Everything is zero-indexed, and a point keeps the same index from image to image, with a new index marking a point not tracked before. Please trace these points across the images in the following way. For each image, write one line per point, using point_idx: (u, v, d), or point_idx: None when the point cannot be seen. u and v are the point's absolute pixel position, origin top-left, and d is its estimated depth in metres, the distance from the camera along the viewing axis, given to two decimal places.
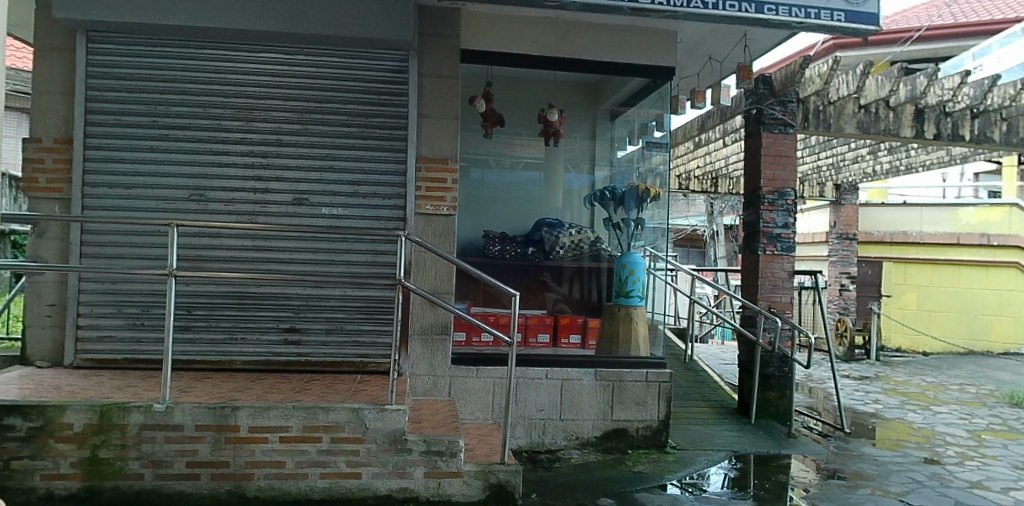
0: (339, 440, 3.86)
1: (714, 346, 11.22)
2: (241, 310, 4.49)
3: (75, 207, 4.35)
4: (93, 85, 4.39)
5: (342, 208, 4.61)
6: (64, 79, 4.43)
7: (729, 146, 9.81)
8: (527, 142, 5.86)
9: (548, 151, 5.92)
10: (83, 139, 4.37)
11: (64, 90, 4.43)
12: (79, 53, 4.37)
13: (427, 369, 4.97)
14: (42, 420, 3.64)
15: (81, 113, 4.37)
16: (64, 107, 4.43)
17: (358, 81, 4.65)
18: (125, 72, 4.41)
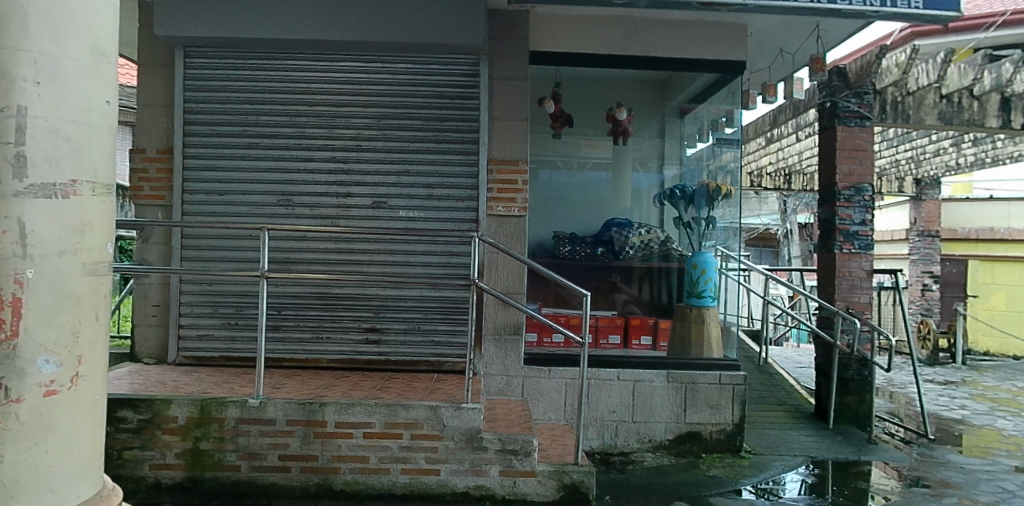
0: (419, 437, 4.01)
1: (789, 348, 10.82)
2: (325, 311, 4.66)
3: (176, 213, 4.62)
4: (191, 98, 4.66)
5: (418, 210, 4.72)
6: (165, 93, 4.71)
7: (804, 141, 9.52)
8: (594, 141, 5.86)
9: (614, 151, 5.92)
10: (182, 149, 4.64)
11: (165, 103, 4.71)
12: (178, 67, 4.63)
13: (500, 369, 5.01)
14: (151, 412, 3.92)
15: (181, 125, 4.64)
16: (165, 119, 4.71)
17: (433, 86, 4.74)
18: (219, 84, 4.66)
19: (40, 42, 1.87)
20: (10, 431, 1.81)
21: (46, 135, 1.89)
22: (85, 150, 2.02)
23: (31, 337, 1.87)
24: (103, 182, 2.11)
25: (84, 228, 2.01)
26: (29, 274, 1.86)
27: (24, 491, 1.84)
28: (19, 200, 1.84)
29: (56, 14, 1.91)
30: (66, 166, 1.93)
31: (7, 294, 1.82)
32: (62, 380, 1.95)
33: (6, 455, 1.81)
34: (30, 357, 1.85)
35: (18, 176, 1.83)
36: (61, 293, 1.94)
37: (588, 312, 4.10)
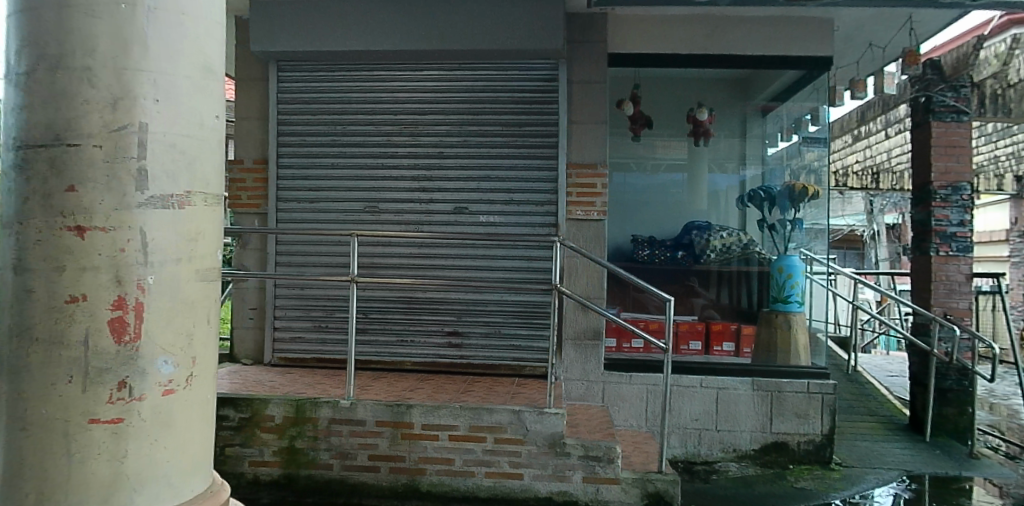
0: (502, 441, 4.02)
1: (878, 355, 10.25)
2: (409, 314, 4.76)
3: (271, 220, 4.83)
4: (283, 110, 4.86)
5: (498, 215, 4.75)
6: (260, 106, 4.93)
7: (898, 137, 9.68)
8: (668, 142, 5.69)
9: (690, 153, 5.75)
10: (276, 159, 4.85)
11: (260, 115, 4.93)
12: (272, 81, 4.84)
13: (580, 374, 4.97)
14: (250, 411, 4.11)
15: (275, 136, 4.85)
16: (260, 131, 4.93)
17: (513, 91, 4.77)
18: (309, 96, 4.84)
19: (157, 61, 2.05)
20: (135, 428, 2.01)
21: (164, 149, 2.06)
22: (198, 165, 2.18)
23: (151, 339, 2.06)
24: (215, 192, 2.28)
25: (196, 237, 2.19)
26: (150, 281, 2.03)
27: (148, 484, 2.03)
28: (141, 210, 2.02)
29: (170, 42, 2.09)
30: (181, 180, 2.11)
31: (131, 299, 2.00)
32: (180, 381, 2.14)
33: (132, 450, 2.00)
34: (150, 360, 2.03)
35: (140, 188, 2.01)
36: (176, 299, 2.11)
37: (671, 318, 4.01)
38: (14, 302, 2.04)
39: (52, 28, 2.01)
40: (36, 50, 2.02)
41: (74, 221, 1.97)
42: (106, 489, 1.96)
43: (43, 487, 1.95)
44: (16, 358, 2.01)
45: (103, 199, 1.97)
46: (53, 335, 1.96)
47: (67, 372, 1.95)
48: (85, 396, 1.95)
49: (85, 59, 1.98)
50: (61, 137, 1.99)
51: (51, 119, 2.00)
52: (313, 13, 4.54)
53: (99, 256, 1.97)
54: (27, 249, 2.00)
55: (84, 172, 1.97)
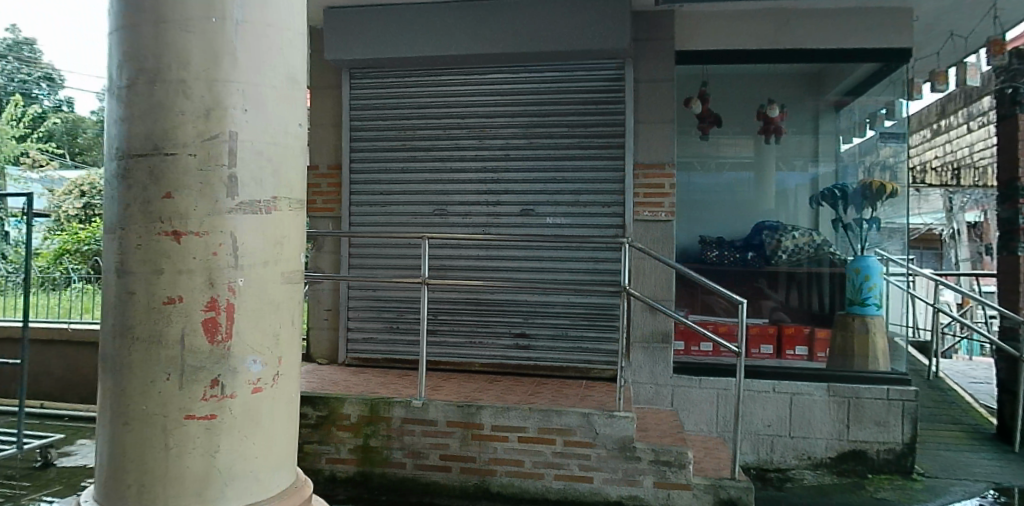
0: (572, 444, 4.00)
1: (958, 360, 9.72)
2: (477, 316, 4.80)
3: (345, 224, 4.96)
4: (356, 116, 4.98)
5: (565, 217, 4.74)
6: (333, 113, 5.06)
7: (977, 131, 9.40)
8: (732, 140, 5.52)
9: (756, 149, 5.58)
10: (350, 165, 4.97)
11: (333, 122, 5.06)
12: (347, 89, 4.97)
13: (649, 377, 4.91)
14: (327, 409, 4.22)
15: (349, 141, 4.98)
16: (334, 137, 5.06)
17: (579, 92, 4.74)
18: (381, 102, 4.94)
19: (243, 73, 2.28)
20: (225, 422, 2.24)
21: (251, 157, 2.29)
22: (282, 171, 2.42)
23: (240, 339, 2.30)
24: (296, 198, 2.52)
25: (281, 240, 2.44)
26: (240, 283, 2.27)
27: (238, 475, 2.28)
28: (232, 216, 2.25)
29: (256, 55, 2.31)
30: (268, 185, 2.35)
31: (223, 299, 2.24)
32: (266, 378, 2.38)
33: (223, 443, 2.25)
34: (240, 358, 2.27)
35: (230, 195, 2.24)
36: (261, 297, 2.34)
37: (744, 322, 3.91)
38: (118, 299, 2.28)
39: (149, 42, 2.23)
40: (135, 65, 2.25)
41: (172, 227, 2.20)
42: (201, 480, 2.21)
43: (144, 477, 2.19)
44: (118, 356, 2.25)
45: (196, 205, 2.20)
46: (153, 333, 2.19)
47: (166, 369, 2.19)
48: (182, 392, 2.19)
49: (180, 72, 2.20)
50: (159, 146, 2.21)
51: (149, 132, 2.23)
52: (383, 20, 4.64)
53: (194, 260, 2.20)
54: (130, 254, 2.24)
55: (180, 180, 2.20)
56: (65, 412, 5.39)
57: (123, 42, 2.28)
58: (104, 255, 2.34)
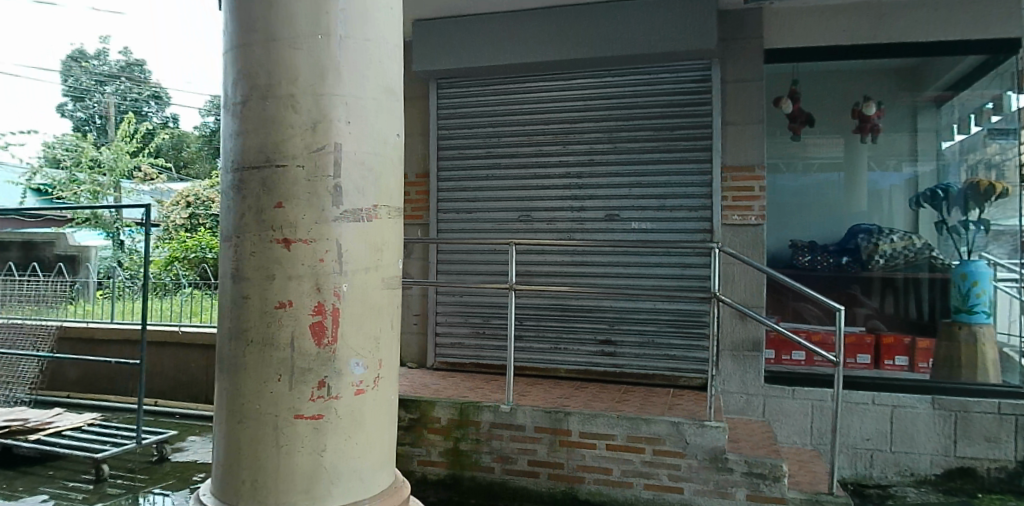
0: (662, 453, 3.91)
1: None
2: (562, 322, 4.83)
3: (434, 231, 5.13)
4: (443, 125, 5.14)
5: (651, 222, 4.72)
6: (419, 123, 5.21)
7: None
8: (820, 140, 5.31)
9: (845, 148, 5.33)
10: (438, 174, 5.13)
11: (421, 131, 5.21)
12: (433, 99, 5.13)
13: (739, 386, 4.83)
14: (418, 412, 4.32)
15: (436, 150, 5.13)
16: (421, 147, 5.21)
17: (663, 95, 4.71)
18: (467, 109, 5.08)
19: (347, 87, 2.36)
20: (331, 422, 2.32)
21: (354, 168, 2.37)
22: (383, 182, 2.51)
23: (344, 342, 2.37)
24: (395, 206, 2.59)
25: (382, 247, 2.52)
26: (344, 288, 2.35)
27: (343, 474, 2.36)
28: (336, 224, 2.33)
29: (358, 66, 2.39)
30: (370, 194, 2.42)
31: (329, 304, 2.32)
32: (368, 381, 2.45)
33: (329, 443, 2.33)
34: (344, 361, 2.35)
35: (335, 204, 2.32)
36: (364, 301, 2.42)
37: (842, 330, 3.71)
38: (234, 303, 2.39)
39: (262, 59, 2.34)
40: (249, 82, 2.36)
41: (283, 235, 2.29)
42: (310, 477, 2.29)
43: (258, 473, 2.29)
44: (234, 357, 2.36)
45: (305, 214, 2.29)
46: (265, 337, 2.29)
47: (277, 370, 2.28)
48: (292, 393, 2.28)
49: (290, 88, 2.30)
50: (272, 159, 2.31)
51: (261, 144, 2.33)
52: (470, 30, 4.77)
53: (303, 266, 2.29)
54: (244, 261, 2.35)
55: (291, 190, 2.29)
56: (176, 411, 5.85)
57: (237, 61, 2.39)
58: (222, 262, 2.46)
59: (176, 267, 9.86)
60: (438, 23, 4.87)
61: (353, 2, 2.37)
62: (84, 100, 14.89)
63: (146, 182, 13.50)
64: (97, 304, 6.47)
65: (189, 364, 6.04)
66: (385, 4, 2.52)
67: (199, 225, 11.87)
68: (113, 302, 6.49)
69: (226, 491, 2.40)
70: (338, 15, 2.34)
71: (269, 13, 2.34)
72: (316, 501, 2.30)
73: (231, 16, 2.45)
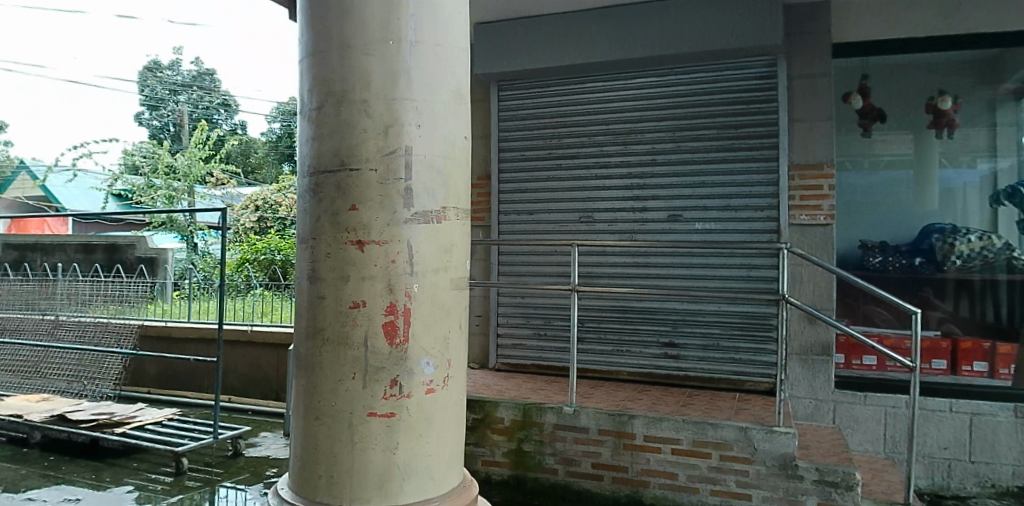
0: (729, 459, 3.80)
1: None
2: (625, 324, 4.82)
3: (494, 233, 5.26)
4: (505, 127, 5.24)
5: (715, 223, 4.67)
6: (482, 125, 5.34)
7: None
8: (888, 137, 5.08)
9: (915, 145, 5.06)
10: (498, 176, 5.26)
11: (483, 134, 5.33)
12: (494, 101, 5.27)
13: (807, 392, 4.70)
14: (482, 412, 4.37)
15: (497, 152, 5.26)
16: (482, 149, 5.33)
17: (726, 93, 4.65)
18: (528, 111, 5.16)
19: (417, 91, 2.38)
20: (403, 420, 2.35)
21: (424, 170, 2.40)
22: (450, 184, 2.53)
23: (415, 341, 2.40)
24: (462, 207, 2.62)
25: (451, 248, 2.54)
26: (415, 289, 2.37)
27: (414, 471, 2.38)
28: (407, 226, 2.36)
29: (429, 69, 2.41)
30: (438, 196, 2.44)
31: (401, 304, 2.35)
32: (437, 380, 2.47)
33: (400, 440, 2.35)
34: (415, 360, 2.37)
35: (406, 206, 2.35)
36: (434, 302, 2.44)
37: (917, 333, 3.50)
38: (309, 304, 2.44)
39: (335, 66, 2.37)
40: (323, 88, 2.39)
41: (357, 237, 2.33)
42: (382, 474, 2.32)
43: (333, 469, 2.33)
44: (310, 356, 2.42)
45: (379, 217, 2.32)
46: (340, 336, 2.33)
47: (352, 369, 2.32)
48: (365, 391, 2.32)
49: (363, 92, 2.32)
50: (346, 163, 2.34)
51: (336, 148, 2.37)
52: (534, 32, 4.87)
53: (375, 267, 2.32)
54: (319, 262, 2.40)
55: (364, 193, 2.33)
56: (249, 407, 6.09)
57: (311, 68, 2.43)
58: (298, 264, 2.52)
59: (247, 268, 10.26)
60: (503, 26, 5.00)
61: (423, 7, 2.39)
62: (161, 109, 16.76)
63: (217, 187, 14.15)
64: (176, 305, 6.80)
65: (259, 362, 6.25)
66: (452, 6, 2.53)
67: (266, 228, 12.34)
68: (189, 303, 6.80)
69: (302, 485, 2.45)
70: (408, 21, 2.36)
71: (342, 19, 2.36)
72: (389, 497, 2.32)
73: (304, 24, 2.49)
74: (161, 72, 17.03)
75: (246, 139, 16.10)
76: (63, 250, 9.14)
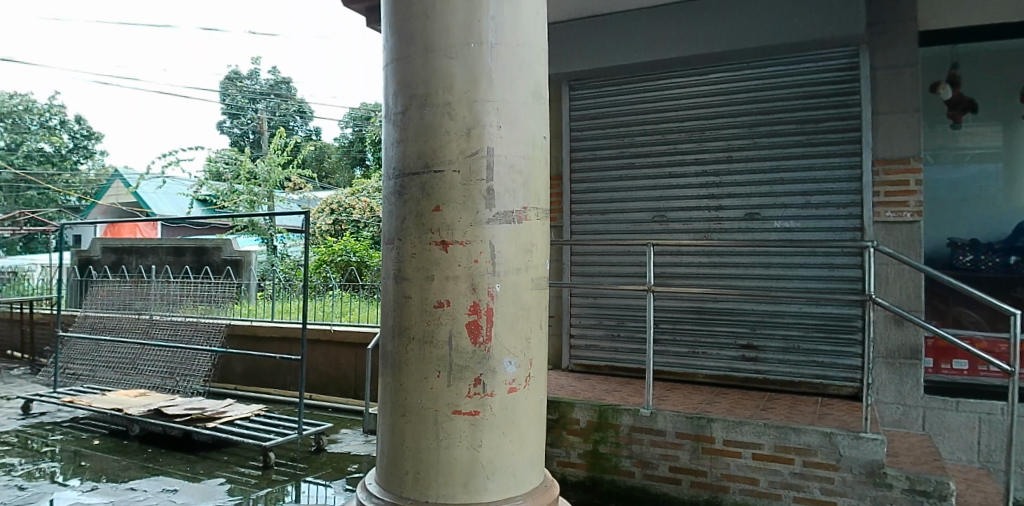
0: (813, 465, 3.64)
1: None
2: (701, 325, 4.76)
3: (567, 232, 5.36)
4: (577, 127, 5.40)
5: (795, 220, 4.58)
6: (555, 124, 5.48)
7: None
8: (978, 129, 4.78)
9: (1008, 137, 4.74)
10: (570, 176, 5.40)
11: (555, 133, 5.48)
12: (565, 100, 5.43)
13: (895, 397, 4.50)
14: (557, 413, 4.38)
15: (569, 151, 5.41)
16: (555, 148, 5.48)
17: (802, 87, 4.58)
18: (601, 110, 5.30)
19: (498, 91, 2.37)
20: (487, 419, 2.33)
21: (505, 170, 2.38)
22: (530, 181, 2.49)
23: (497, 341, 2.38)
24: (542, 207, 2.58)
25: (531, 247, 2.50)
26: (497, 288, 2.36)
27: (499, 469, 2.36)
28: (490, 226, 2.35)
29: (510, 69, 2.40)
30: (519, 196, 2.41)
31: (483, 304, 2.34)
32: (519, 379, 2.45)
33: (484, 439, 2.34)
34: (498, 360, 2.36)
35: (489, 207, 2.34)
36: (517, 303, 2.43)
37: (1017, 334, 3.24)
38: (395, 304, 2.47)
39: (418, 70, 2.38)
40: (408, 92, 2.42)
41: (441, 237, 2.34)
42: (467, 472, 2.32)
43: (420, 464, 2.35)
44: (396, 353, 2.44)
45: (462, 218, 2.33)
46: (426, 335, 2.35)
47: (437, 367, 2.33)
48: (450, 390, 2.32)
49: (446, 96, 2.34)
50: (430, 165, 2.36)
51: (420, 150, 2.39)
52: (608, 31, 4.99)
53: (459, 267, 2.33)
54: (405, 263, 2.42)
55: (447, 194, 2.34)
56: (329, 404, 6.29)
57: (396, 74, 2.45)
58: (383, 264, 2.55)
59: (325, 270, 10.59)
60: (578, 25, 5.15)
61: (504, 8, 2.38)
62: (240, 117, 17.76)
63: (294, 193, 14.69)
64: (260, 305, 7.10)
65: (336, 362, 6.48)
66: (531, 4, 2.51)
67: (341, 230, 12.75)
68: (272, 303, 7.10)
69: (388, 481, 2.47)
70: (489, 22, 2.36)
71: (426, 24, 2.38)
72: (474, 494, 2.32)
73: (388, 30, 2.52)
74: (241, 82, 17.88)
75: (320, 145, 16.77)
76: (157, 253, 9.89)
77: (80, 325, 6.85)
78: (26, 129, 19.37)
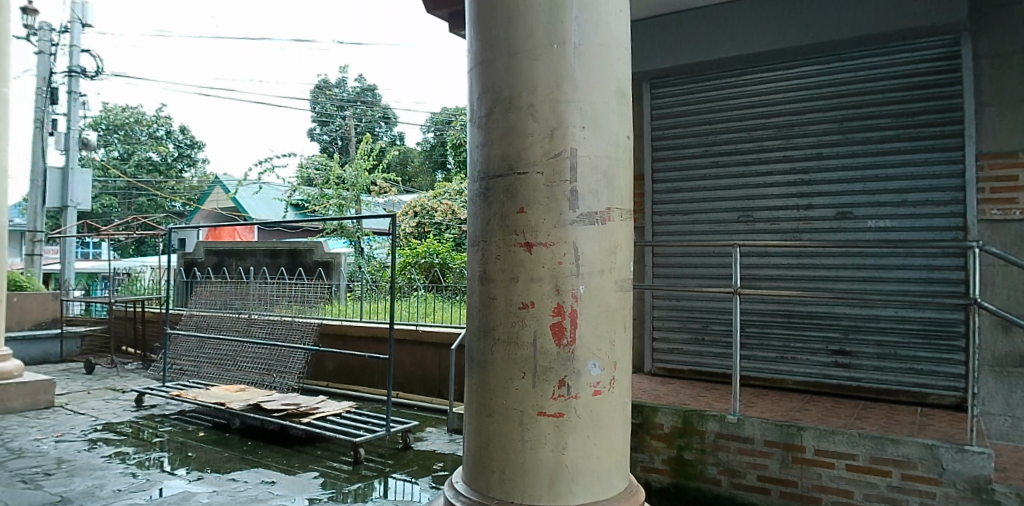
0: (912, 479, 3.45)
1: None
2: (791, 329, 4.65)
3: (649, 233, 5.34)
4: (659, 126, 5.37)
5: (891, 220, 4.36)
6: (638, 123, 5.48)
7: None
8: None
9: None
10: (652, 176, 5.38)
11: (637, 133, 5.47)
12: (646, 98, 5.41)
13: (1003, 407, 4.23)
14: (641, 418, 4.39)
15: (651, 151, 5.39)
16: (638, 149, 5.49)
17: (896, 78, 4.36)
18: (684, 108, 5.24)
19: (583, 91, 2.36)
20: (572, 422, 2.33)
21: (589, 171, 2.36)
22: (613, 182, 2.45)
23: (584, 344, 2.37)
24: (626, 208, 2.52)
25: (615, 249, 2.46)
26: (581, 290, 2.34)
27: (585, 474, 2.35)
28: (574, 228, 2.34)
29: (597, 70, 2.39)
30: (602, 197, 2.38)
31: (568, 305, 2.33)
32: (604, 381, 2.42)
33: (570, 441, 2.34)
34: (583, 362, 2.35)
35: (573, 208, 2.33)
36: (603, 306, 2.41)
37: None
38: (482, 305, 2.51)
39: (504, 74, 2.41)
40: (492, 95, 2.45)
41: (525, 238, 2.35)
42: (552, 475, 2.32)
43: (505, 465, 2.37)
44: (483, 353, 2.48)
45: (545, 220, 2.33)
46: (511, 335, 2.37)
47: (521, 368, 2.34)
48: (535, 391, 2.33)
49: (530, 98, 2.35)
50: (515, 167, 2.38)
51: (504, 153, 2.41)
52: (688, 28, 4.96)
53: (543, 269, 2.33)
54: (491, 264, 2.45)
55: (532, 195, 2.35)
56: (415, 401, 6.50)
57: (482, 78, 2.49)
58: (469, 265, 2.60)
59: (410, 271, 10.91)
60: (659, 23, 5.14)
61: (588, 9, 2.37)
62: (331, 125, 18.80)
63: (379, 196, 15.20)
64: (350, 305, 7.37)
65: (420, 360, 6.68)
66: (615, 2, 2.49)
67: (425, 233, 13.09)
68: (360, 303, 7.40)
69: (475, 480, 2.51)
70: (574, 23, 2.36)
71: (512, 27, 2.40)
72: (559, 497, 2.32)
73: (473, 34, 2.57)
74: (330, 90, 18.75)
75: (404, 151, 17.53)
76: (254, 255, 10.45)
77: (186, 323, 7.35)
78: (137, 139, 21.74)
